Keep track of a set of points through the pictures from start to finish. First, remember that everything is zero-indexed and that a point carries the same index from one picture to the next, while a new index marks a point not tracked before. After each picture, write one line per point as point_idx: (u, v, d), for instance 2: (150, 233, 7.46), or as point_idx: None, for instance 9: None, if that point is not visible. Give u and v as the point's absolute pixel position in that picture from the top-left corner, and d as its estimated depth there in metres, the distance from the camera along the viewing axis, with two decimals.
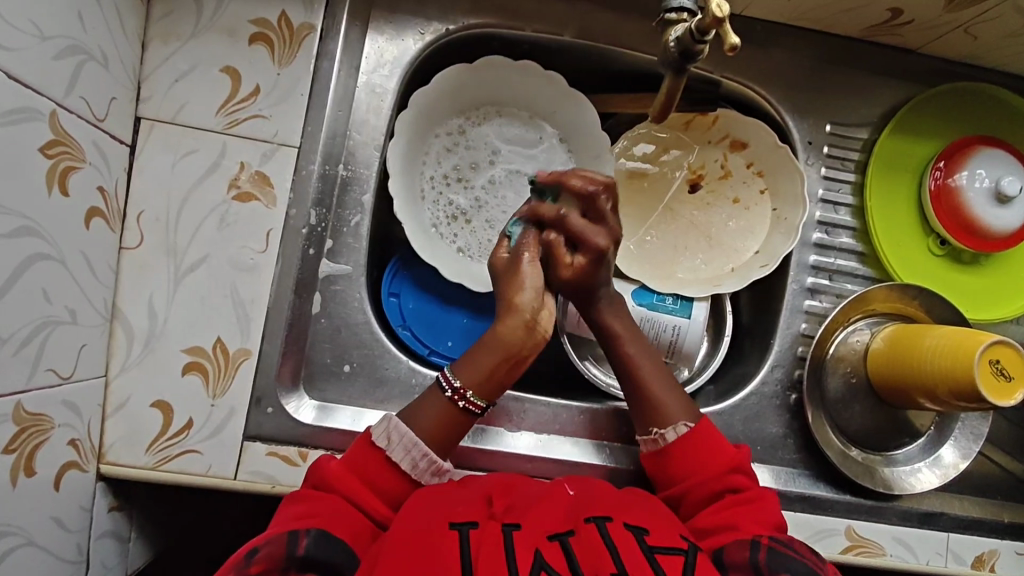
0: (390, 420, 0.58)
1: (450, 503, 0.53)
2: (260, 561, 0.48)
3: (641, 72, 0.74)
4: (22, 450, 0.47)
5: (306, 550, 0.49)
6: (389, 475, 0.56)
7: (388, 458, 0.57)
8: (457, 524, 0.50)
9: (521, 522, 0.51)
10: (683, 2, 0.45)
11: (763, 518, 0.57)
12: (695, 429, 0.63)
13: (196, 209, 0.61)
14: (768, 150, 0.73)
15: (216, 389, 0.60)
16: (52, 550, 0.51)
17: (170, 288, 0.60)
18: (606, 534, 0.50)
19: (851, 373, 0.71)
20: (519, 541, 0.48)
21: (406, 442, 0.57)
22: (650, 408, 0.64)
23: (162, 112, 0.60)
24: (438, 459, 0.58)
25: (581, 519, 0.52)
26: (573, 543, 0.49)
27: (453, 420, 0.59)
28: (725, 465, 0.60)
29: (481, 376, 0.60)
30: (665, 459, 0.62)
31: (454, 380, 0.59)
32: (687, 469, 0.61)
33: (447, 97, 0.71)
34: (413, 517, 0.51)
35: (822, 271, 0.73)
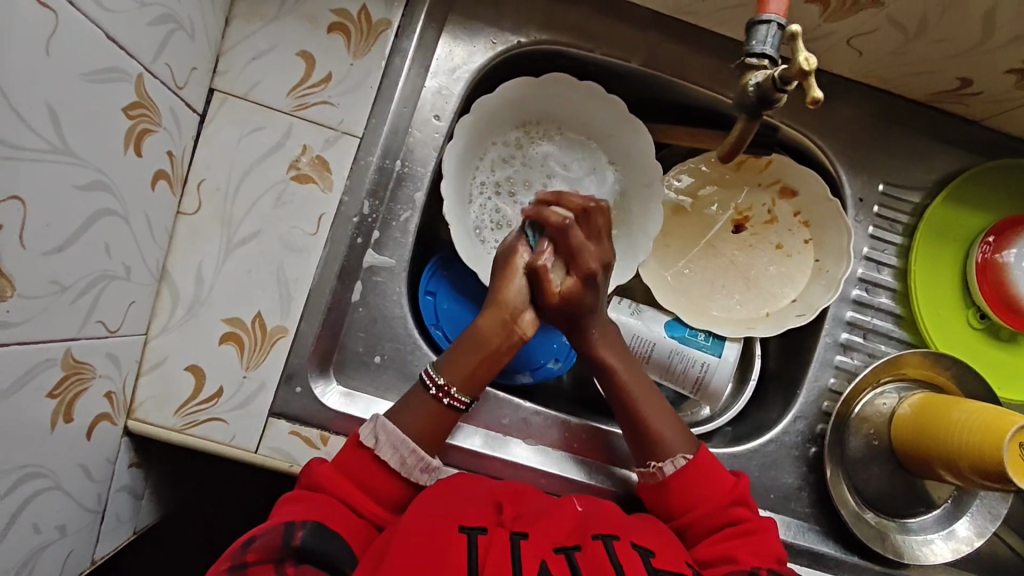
0: (377, 419, 0.58)
1: (460, 506, 0.54)
2: (256, 549, 0.49)
3: (701, 107, 0.74)
4: (64, 396, 0.48)
5: (304, 541, 0.50)
6: (383, 479, 0.57)
7: (376, 456, 0.57)
8: (466, 527, 0.51)
9: (528, 531, 0.52)
10: (766, 49, 0.45)
11: (761, 552, 0.57)
12: (695, 460, 0.62)
13: (255, 185, 0.62)
14: (818, 201, 0.73)
15: (250, 362, 0.61)
16: (76, 497, 0.52)
17: (219, 258, 0.61)
18: (613, 553, 0.50)
19: (874, 435, 0.70)
20: (525, 551, 0.49)
21: (393, 441, 0.57)
22: (648, 439, 0.64)
23: (236, 87, 0.62)
24: (427, 457, 0.58)
25: (588, 535, 0.53)
26: (579, 556, 0.50)
27: (438, 419, 0.60)
28: (725, 497, 0.61)
29: (462, 373, 0.61)
30: (666, 491, 0.62)
31: (438, 377, 0.60)
32: (687, 502, 0.61)
33: (509, 107, 0.72)
34: (421, 516, 0.52)
35: (857, 328, 0.72)
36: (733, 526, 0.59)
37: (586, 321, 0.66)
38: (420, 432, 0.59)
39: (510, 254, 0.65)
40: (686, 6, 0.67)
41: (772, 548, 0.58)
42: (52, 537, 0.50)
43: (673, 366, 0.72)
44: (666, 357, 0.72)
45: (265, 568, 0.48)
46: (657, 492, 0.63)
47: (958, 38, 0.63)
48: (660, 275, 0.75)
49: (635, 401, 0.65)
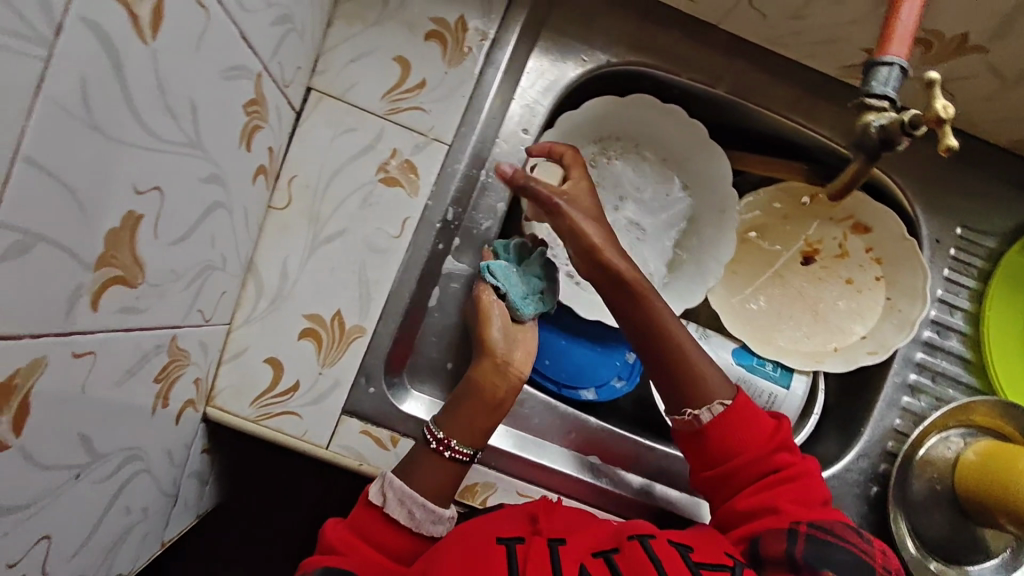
0: (383, 477, 0.59)
1: (496, 522, 0.57)
2: None
3: (781, 137, 0.74)
4: (165, 381, 0.49)
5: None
6: (392, 535, 0.58)
7: (387, 514, 0.58)
8: (504, 538, 0.54)
9: (563, 539, 0.55)
10: (888, 91, 0.45)
11: (802, 498, 0.59)
12: (733, 405, 0.61)
13: (344, 184, 0.63)
14: (893, 239, 0.73)
15: (327, 359, 0.62)
16: (159, 480, 0.53)
17: (304, 254, 0.62)
18: (650, 550, 0.53)
19: (936, 479, 0.70)
20: (564, 557, 0.52)
21: (398, 497, 0.58)
22: (688, 390, 0.62)
23: (332, 87, 0.63)
24: (434, 508, 0.59)
25: (625, 537, 0.55)
26: (617, 558, 0.53)
27: (442, 471, 0.60)
28: (767, 445, 0.61)
29: (463, 427, 0.62)
30: (704, 439, 0.62)
31: (437, 431, 0.61)
32: (727, 452, 0.61)
33: (591, 124, 0.73)
34: (460, 539, 0.55)
35: (926, 370, 0.72)
36: (774, 474, 0.60)
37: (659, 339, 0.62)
38: (429, 483, 0.59)
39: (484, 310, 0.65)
40: (779, 37, 0.67)
41: (814, 491, 0.60)
42: (137, 519, 0.51)
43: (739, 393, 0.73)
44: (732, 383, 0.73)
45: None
46: (695, 438, 0.62)
47: None
48: (728, 300, 0.76)
49: (677, 355, 0.62)
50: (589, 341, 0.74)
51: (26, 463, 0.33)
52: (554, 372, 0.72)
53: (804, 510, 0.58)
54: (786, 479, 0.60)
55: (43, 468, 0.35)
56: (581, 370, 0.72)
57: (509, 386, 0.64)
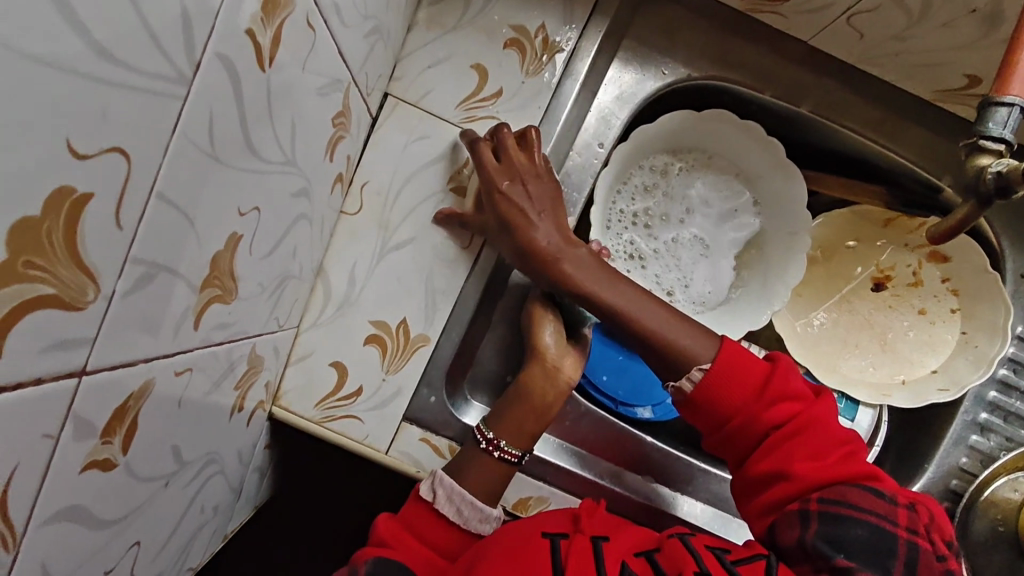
0: (435, 474, 0.59)
1: (540, 519, 0.57)
2: None
3: (860, 160, 0.72)
4: (243, 389, 0.49)
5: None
6: (440, 531, 0.58)
7: (437, 510, 0.58)
8: (549, 533, 0.54)
9: (608, 536, 0.55)
10: (1005, 134, 0.43)
11: (818, 450, 0.57)
12: (712, 368, 0.58)
13: (416, 191, 0.63)
14: (973, 271, 0.70)
15: (391, 366, 0.62)
16: (228, 479, 0.54)
17: (373, 260, 0.62)
18: (690, 548, 0.52)
19: (1000, 521, 0.66)
20: (607, 552, 0.52)
21: (448, 493, 0.58)
22: (665, 360, 0.60)
23: (408, 94, 0.63)
24: (483, 508, 0.59)
25: (665, 537, 0.56)
26: (659, 556, 0.53)
27: (492, 472, 0.60)
28: (751, 397, 0.58)
29: (512, 429, 0.62)
30: (702, 409, 0.59)
31: (486, 430, 0.61)
32: (728, 418, 0.58)
33: (664, 139, 0.71)
34: (506, 532, 0.56)
35: (998, 409, 0.69)
36: (779, 431, 0.58)
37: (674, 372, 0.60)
38: (479, 485, 0.60)
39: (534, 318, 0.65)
40: (874, 56, 0.64)
41: (826, 439, 0.57)
42: (208, 518, 0.52)
43: None
44: None
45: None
46: (691, 410, 0.59)
47: None
48: (792, 324, 0.75)
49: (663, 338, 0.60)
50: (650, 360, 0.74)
51: (131, 479, 0.34)
52: (612, 389, 0.72)
53: (816, 467, 0.56)
54: (796, 434, 0.57)
55: (144, 480, 0.36)
56: (638, 389, 0.73)
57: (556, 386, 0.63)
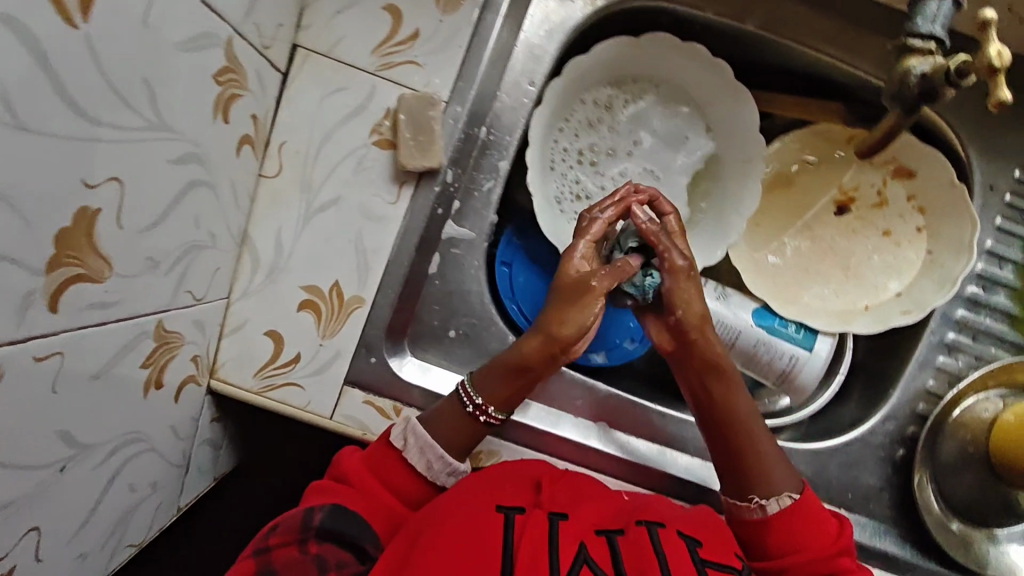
0: (410, 423, 0.57)
1: (498, 486, 0.55)
2: (279, 534, 0.51)
3: (816, 74, 0.67)
4: (155, 365, 0.48)
5: (322, 522, 0.52)
6: (403, 478, 0.57)
7: (405, 459, 0.57)
8: (504, 507, 0.51)
9: (567, 514, 0.52)
10: (934, 30, 0.43)
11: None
12: (802, 499, 0.57)
13: (336, 149, 0.59)
14: (940, 186, 0.66)
15: (327, 330, 0.61)
16: (165, 455, 0.54)
17: (299, 224, 0.60)
18: (657, 540, 0.50)
19: (970, 442, 0.66)
20: (563, 530, 0.49)
21: (420, 446, 0.56)
22: (756, 473, 0.58)
23: (319, 43, 0.58)
24: (453, 462, 0.57)
25: (633, 522, 0.53)
26: (620, 541, 0.50)
27: (466, 433, 0.58)
28: (831, 545, 0.55)
29: (503, 395, 0.59)
30: (763, 532, 0.57)
31: (475, 396, 0.58)
32: (788, 551, 0.55)
33: (604, 70, 0.67)
34: (459, 500, 0.53)
35: (965, 328, 0.67)
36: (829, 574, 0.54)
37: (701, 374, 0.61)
38: (444, 434, 0.58)
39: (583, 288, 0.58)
40: None
41: None
42: (145, 494, 0.52)
43: (758, 357, 0.68)
44: (750, 347, 0.68)
45: (287, 550, 0.50)
46: (747, 525, 0.58)
47: None
48: (753, 256, 0.70)
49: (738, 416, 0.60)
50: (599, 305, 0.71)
51: None
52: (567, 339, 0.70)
53: None
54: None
55: (21, 470, 0.35)
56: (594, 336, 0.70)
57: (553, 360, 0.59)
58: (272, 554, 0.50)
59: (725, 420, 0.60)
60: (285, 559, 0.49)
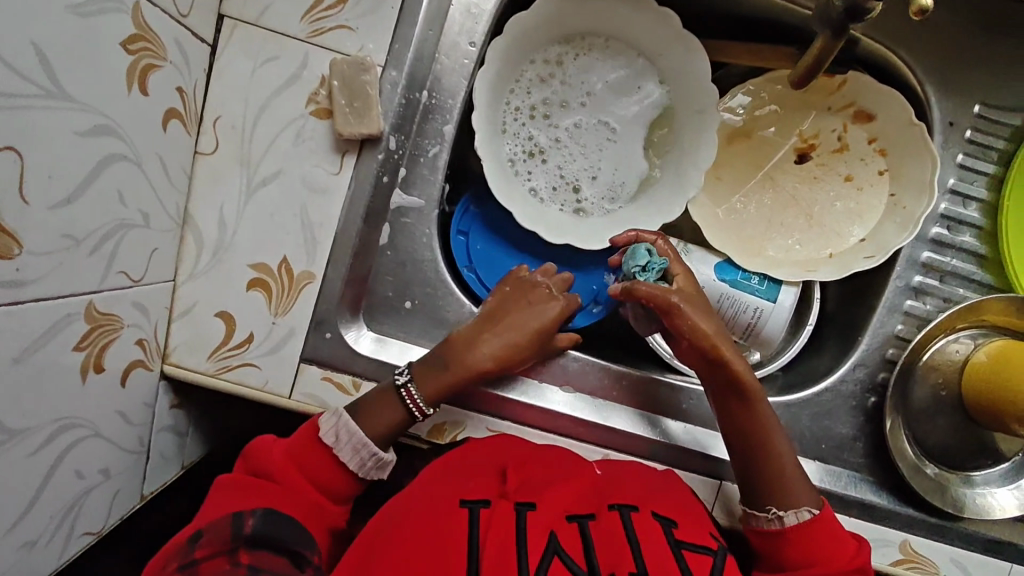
0: (341, 416, 0.55)
1: (462, 478, 0.52)
2: (203, 546, 0.43)
3: (765, 18, 0.66)
4: (91, 348, 0.48)
5: (255, 527, 0.45)
6: (330, 472, 0.55)
7: (335, 456, 0.55)
8: (468, 501, 0.49)
9: (535, 502, 0.50)
10: None
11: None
12: (822, 515, 0.55)
13: (273, 120, 0.58)
14: (899, 125, 0.64)
15: (279, 308, 0.59)
16: (116, 442, 0.53)
17: (241, 201, 0.58)
18: (629, 526, 0.49)
19: (941, 386, 0.66)
20: (532, 522, 0.48)
21: (352, 444, 0.54)
22: (775, 483, 0.57)
23: (246, 12, 0.56)
24: (384, 457, 0.56)
25: (604, 505, 0.51)
26: (591, 527, 0.49)
27: (388, 411, 0.56)
28: (846, 562, 0.53)
29: (440, 387, 0.58)
30: (779, 544, 0.55)
31: (423, 404, 0.57)
32: (803, 564, 0.53)
33: (551, 27, 0.65)
34: (421, 500, 0.51)
35: (932, 271, 0.65)
36: None
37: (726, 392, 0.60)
38: (377, 430, 0.56)
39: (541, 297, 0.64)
40: None
41: None
42: (96, 481, 0.51)
43: (722, 311, 0.67)
44: (715, 301, 0.67)
45: (214, 564, 0.42)
46: (762, 537, 0.56)
47: None
48: (713, 212, 0.68)
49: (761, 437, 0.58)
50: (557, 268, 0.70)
51: None
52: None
53: None
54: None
55: None
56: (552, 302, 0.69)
57: (540, 354, 0.63)
58: (198, 567, 0.41)
59: (750, 438, 0.59)
60: (215, 571, 0.41)
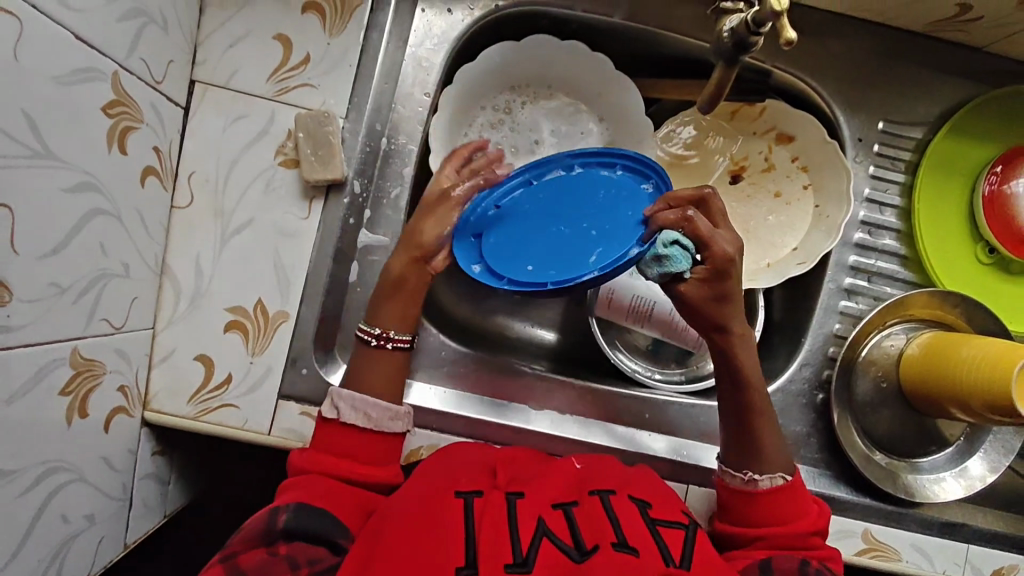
0: (333, 391, 0.57)
1: (454, 475, 0.54)
2: (242, 539, 0.50)
3: (688, 57, 0.73)
4: (76, 392, 0.50)
5: (287, 522, 0.50)
6: (359, 441, 0.57)
7: (344, 423, 0.57)
8: (462, 492, 0.51)
9: (523, 492, 0.52)
10: None
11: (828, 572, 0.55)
12: (792, 482, 0.59)
13: (245, 173, 0.62)
14: (815, 145, 0.71)
15: (256, 348, 0.62)
16: (100, 488, 0.55)
17: (216, 249, 0.62)
18: (610, 508, 0.51)
19: (882, 378, 0.70)
20: (522, 510, 0.50)
21: (350, 403, 0.57)
22: (754, 447, 0.60)
23: (216, 77, 0.61)
24: (389, 406, 0.58)
25: (585, 491, 0.54)
26: (576, 512, 0.51)
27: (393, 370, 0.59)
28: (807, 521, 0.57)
29: (397, 317, 0.60)
30: (751, 503, 0.59)
31: (373, 327, 0.59)
32: (772, 521, 0.57)
33: (497, 75, 0.72)
34: (417, 494, 0.52)
35: (861, 272, 0.72)
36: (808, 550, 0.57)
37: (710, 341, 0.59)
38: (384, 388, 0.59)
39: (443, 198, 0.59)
40: None
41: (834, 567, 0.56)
42: (82, 526, 0.53)
43: (677, 325, 0.72)
44: (667, 315, 0.71)
45: (254, 554, 0.49)
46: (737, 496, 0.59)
47: None
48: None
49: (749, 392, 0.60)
50: (579, 221, 0.56)
51: None
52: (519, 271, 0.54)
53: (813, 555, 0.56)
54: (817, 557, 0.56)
55: None
56: (564, 260, 0.54)
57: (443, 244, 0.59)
58: (238, 559, 0.49)
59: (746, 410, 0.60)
60: (254, 563, 0.48)
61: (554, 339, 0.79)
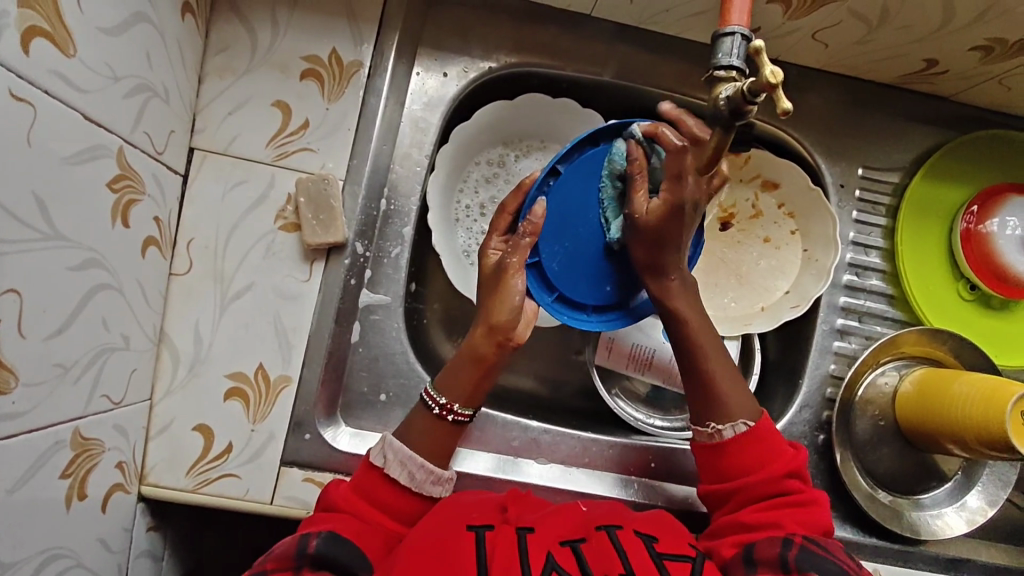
0: (384, 439, 0.58)
1: (464, 510, 0.54)
2: (275, 557, 0.50)
3: None
4: (75, 474, 0.48)
5: (318, 548, 0.51)
6: (393, 495, 0.57)
7: (387, 476, 0.57)
8: (474, 525, 0.51)
9: (535, 526, 0.52)
10: (733, 61, 0.50)
11: (808, 520, 0.57)
12: (756, 429, 0.60)
13: (244, 237, 0.62)
14: (800, 190, 0.73)
15: (257, 415, 0.61)
16: (98, 572, 0.52)
17: (215, 315, 0.61)
18: (617, 541, 0.51)
19: (880, 416, 0.71)
20: (532, 545, 0.49)
21: (400, 458, 0.57)
22: (707, 398, 0.61)
23: (215, 143, 0.62)
24: (435, 469, 0.58)
25: (592, 527, 0.53)
26: (585, 548, 0.50)
27: (443, 429, 0.59)
28: (782, 468, 0.58)
29: (466, 386, 0.60)
30: (719, 454, 0.61)
31: (439, 396, 0.59)
32: (740, 471, 0.59)
33: (491, 132, 0.73)
34: (427, 526, 0.52)
35: (852, 313, 0.74)
36: (781, 497, 0.58)
37: (668, 259, 0.58)
38: (433, 444, 0.59)
39: (502, 269, 0.59)
40: (652, 16, 0.68)
41: (817, 519, 0.57)
42: None
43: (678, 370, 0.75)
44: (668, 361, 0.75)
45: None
46: (711, 455, 0.61)
47: (919, 25, 0.63)
48: None
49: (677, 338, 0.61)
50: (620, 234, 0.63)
51: None
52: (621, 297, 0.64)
53: (789, 510, 0.57)
54: (794, 505, 0.57)
55: None
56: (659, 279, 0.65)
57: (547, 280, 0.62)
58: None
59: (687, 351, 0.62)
60: None
61: (556, 390, 0.79)
